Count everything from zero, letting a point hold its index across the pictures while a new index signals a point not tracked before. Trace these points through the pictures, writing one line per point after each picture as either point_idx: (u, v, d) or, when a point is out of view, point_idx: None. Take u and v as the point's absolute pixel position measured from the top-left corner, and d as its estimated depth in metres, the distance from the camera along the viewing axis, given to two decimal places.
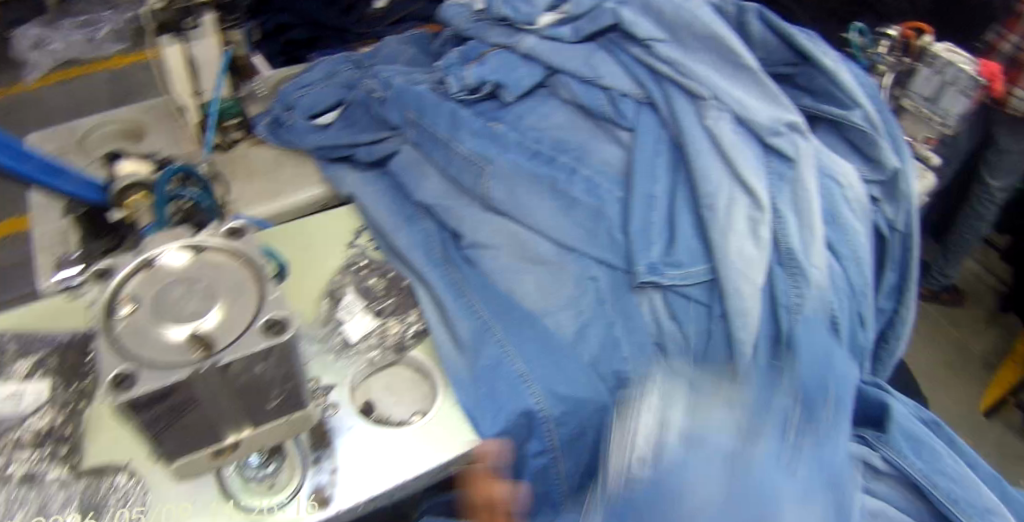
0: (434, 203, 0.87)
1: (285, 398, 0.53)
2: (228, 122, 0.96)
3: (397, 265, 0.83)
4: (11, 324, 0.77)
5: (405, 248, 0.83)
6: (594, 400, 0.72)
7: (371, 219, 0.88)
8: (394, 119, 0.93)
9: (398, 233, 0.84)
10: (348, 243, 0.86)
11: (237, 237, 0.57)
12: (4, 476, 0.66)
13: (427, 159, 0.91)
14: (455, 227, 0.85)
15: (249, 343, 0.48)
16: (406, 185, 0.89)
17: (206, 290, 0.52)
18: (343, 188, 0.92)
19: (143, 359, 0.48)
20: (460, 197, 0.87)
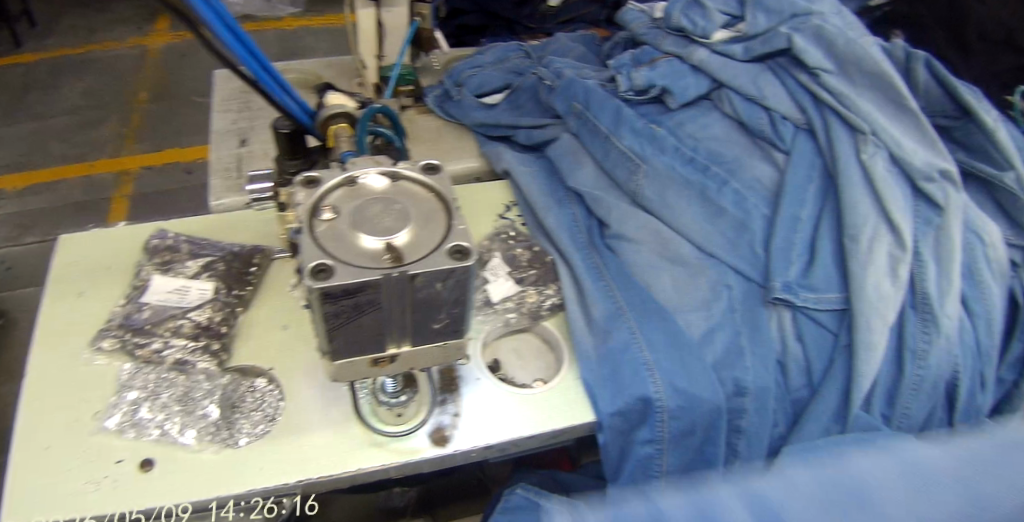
0: (588, 191, 0.94)
1: (450, 321, 0.56)
2: (403, 87, 1.14)
3: (543, 242, 0.91)
4: (185, 228, 0.91)
5: (553, 227, 0.90)
6: (710, 402, 0.73)
7: (523, 195, 0.97)
8: (560, 108, 1.03)
9: (547, 214, 0.91)
10: (500, 215, 0.96)
11: (430, 172, 0.61)
12: (162, 357, 0.76)
13: (584, 148, 0.99)
14: (602, 216, 0.91)
15: (435, 263, 0.51)
16: (561, 168, 0.99)
17: (400, 211, 0.56)
18: (500, 163, 1.02)
19: (341, 259, 0.52)
20: (610, 192, 0.94)
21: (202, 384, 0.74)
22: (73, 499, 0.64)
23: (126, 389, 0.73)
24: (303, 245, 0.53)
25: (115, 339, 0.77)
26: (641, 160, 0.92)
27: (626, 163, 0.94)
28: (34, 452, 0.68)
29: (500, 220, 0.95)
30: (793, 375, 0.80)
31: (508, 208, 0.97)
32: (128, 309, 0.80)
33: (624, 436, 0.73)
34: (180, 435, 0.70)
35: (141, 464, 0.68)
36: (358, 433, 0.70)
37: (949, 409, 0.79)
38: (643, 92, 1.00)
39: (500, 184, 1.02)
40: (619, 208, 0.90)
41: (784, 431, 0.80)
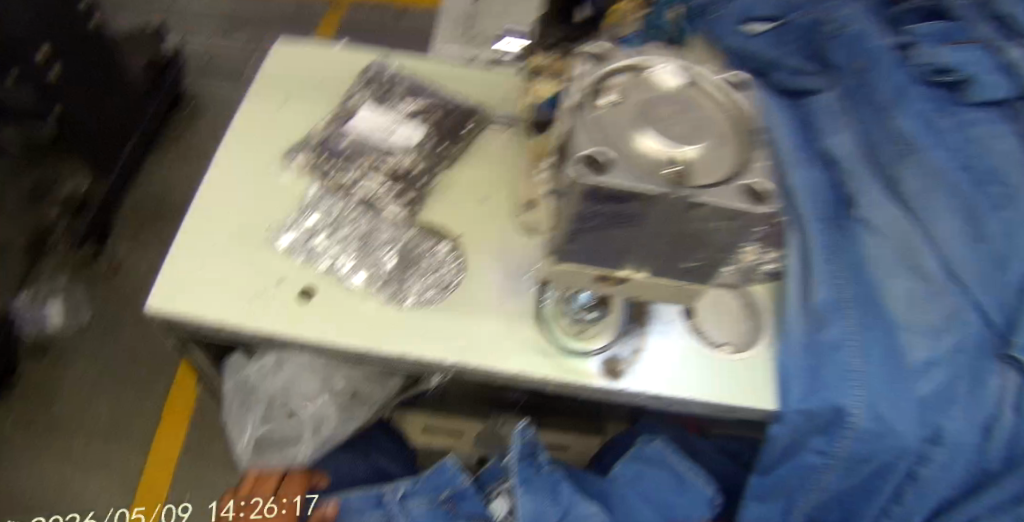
0: (843, 162, 0.83)
1: (705, 264, 0.49)
2: None
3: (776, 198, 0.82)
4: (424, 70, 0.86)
5: (799, 189, 0.80)
6: (902, 437, 0.67)
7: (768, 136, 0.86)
8: (837, 59, 0.90)
9: (793, 169, 0.81)
10: None
11: (737, 90, 0.52)
12: (353, 190, 0.74)
13: (849, 112, 0.86)
14: (851, 194, 0.81)
15: (724, 197, 0.43)
16: (817, 127, 0.87)
17: (692, 123, 0.48)
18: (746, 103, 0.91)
19: (619, 153, 0.45)
20: (868, 170, 0.81)
21: (386, 230, 0.72)
22: (228, 304, 0.65)
23: (309, 210, 0.72)
24: (584, 124, 0.47)
25: (308, 158, 0.76)
26: (915, 146, 0.78)
27: (894, 145, 0.80)
28: (202, 245, 0.69)
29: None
30: (995, 447, 0.69)
31: None
32: (329, 133, 0.78)
33: (799, 437, 0.71)
34: (350, 273, 0.69)
35: (300, 293, 0.67)
36: (532, 334, 0.67)
37: None
38: (943, 71, 0.84)
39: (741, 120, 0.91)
40: (870, 190, 0.79)
41: (954, 495, 0.73)
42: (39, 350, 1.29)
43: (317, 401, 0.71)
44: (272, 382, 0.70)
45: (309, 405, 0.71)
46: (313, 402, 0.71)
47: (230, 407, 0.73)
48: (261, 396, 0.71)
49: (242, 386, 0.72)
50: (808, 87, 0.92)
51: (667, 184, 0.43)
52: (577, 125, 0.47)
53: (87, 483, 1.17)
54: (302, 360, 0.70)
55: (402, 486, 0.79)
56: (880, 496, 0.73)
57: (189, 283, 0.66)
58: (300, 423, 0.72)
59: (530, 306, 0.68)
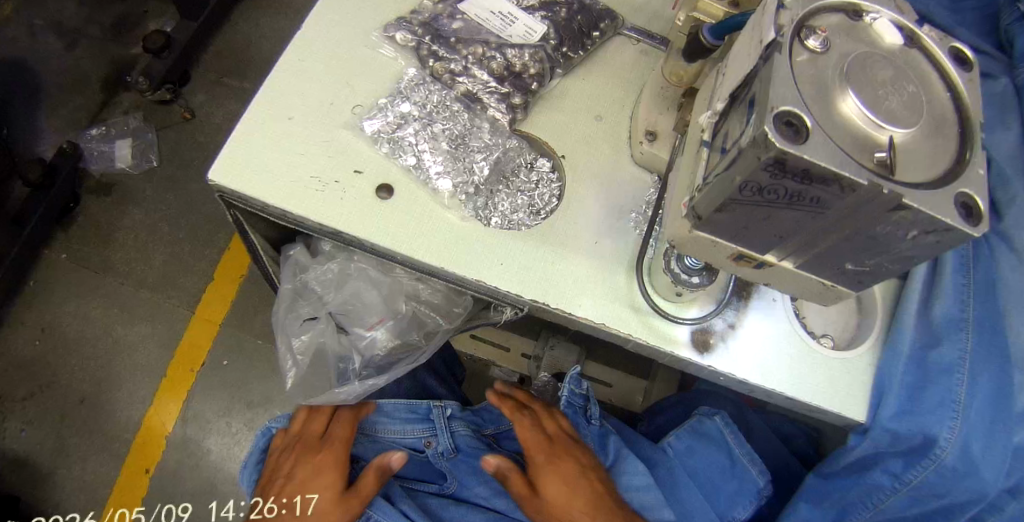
0: (999, 161, 0.71)
1: (871, 270, 0.41)
2: None
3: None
4: None
5: None
6: (984, 481, 0.64)
7: None
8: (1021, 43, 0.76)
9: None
10: None
11: (960, 64, 0.42)
12: (455, 82, 0.65)
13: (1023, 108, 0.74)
14: (999, 200, 0.70)
15: (941, 206, 0.35)
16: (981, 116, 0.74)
17: (912, 98, 0.39)
18: None
19: (818, 118, 0.36)
20: None
21: (483, 136, 0.64)
22: (298, 188, 0.62)
23: (401, 97, 0.65)
24: (776, 72, 0.35)
25: (409, 35, 0.67)
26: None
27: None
28: (278, 117, 0.64)
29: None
30: None
31: None
32: (439, 11, 0.69)
33: (874, 453, 0.66)
34: (435, 175, 0.62)
35: (380, 188, 0.62)
36: (621, 286, 0.61)
37: None
38: None
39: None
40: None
41: None
42: (103, 187, 1.13)
43: (381, 322, 0.67)
44: (339, 294, 0.67)
45: (375, 325, 0.67)
46: (380, 322, 0.67)
47: (282, 311, 0.67)
48: (325, 306, 0.67)
49: (299, 288, 0.67)
50: (984, 67, 0.76)
51: (877, 174, 0.35)
52: (773, 71, 0.35)
53: (132, 329, 1.06)
54: (369, 273, 0.67)
55: (450, 407, 0.83)
56: None
57: (259, 158, 0.63)
58: (360, 340, 0.67)
59: (628, 254, 0.62)
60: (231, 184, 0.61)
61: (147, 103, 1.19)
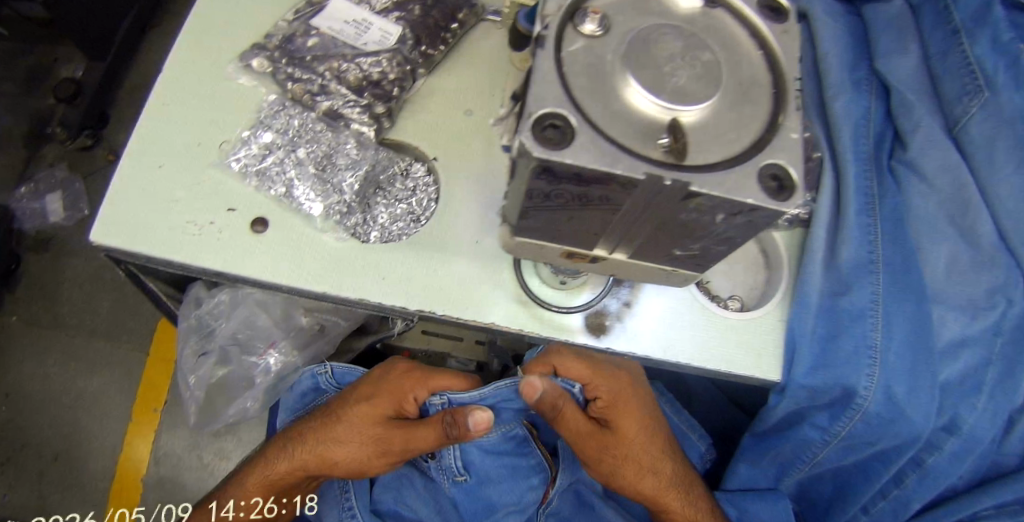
0: (900, 89, 0.71)
1: (701, 253, 0.39)
2: None
3: (816, 128, 0.69)
4: None
5: (840, 117, 0.69)
6: (912, 422, 0.64)
7: (816, 50, 0.72)
8: None
9: (837, 96, 0.69)
10: None
11: (776, 18, 0.39)
12: (315, 102, 0.63)
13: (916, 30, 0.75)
14: (903, 130, 0.71)
15: (740, 186, 0.33)
16: (878, 43, 0.73)
17: (707, 68, 0.35)
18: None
19: (590, 113, 0.34)
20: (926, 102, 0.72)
21: (350, 150, 0.63)
22: (172, 236, 0.60)
23: (262, 127, 0.63)
24: (538, 71, 0.34)
25: (265, 60, 0.65)
26: (987, 85, 0.71)
27: (966, 77, 0.72)
28: (147, 166, 0.62)
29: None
30: (1012, 441, 0.71)
31: None
32: (294, 28, 0.66)
33: (799, 410, 0.65)
34: (306, 201, 0.61)
35: (252, 222, 0.61)
36: (508, 283, 0.60)
37: None
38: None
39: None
40: (931, 127, 0.69)
41: (959, 480, 0.71)
42: (41, 242, 1.13)
43: (274, 346, 0.69)
44: (230, 324, 0.68)
45: (269, 350, 0.70)
46: (271, 347, 0.70)
47: (184, 346, 0.71)
48: (217, 340, 0.69)
49: (197, 325, 0.69)
50: None
51: (659, 165, 0.32)
52: (537, 69, 0.34)
53: (91, 381, 1.08)
54: (256, 298, 0.66)
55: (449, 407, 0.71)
56: (878, 479, 0.68)
57: None
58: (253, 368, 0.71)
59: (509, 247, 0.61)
60: (118, 244, 0.59)
61: (69, 151, 1.17)
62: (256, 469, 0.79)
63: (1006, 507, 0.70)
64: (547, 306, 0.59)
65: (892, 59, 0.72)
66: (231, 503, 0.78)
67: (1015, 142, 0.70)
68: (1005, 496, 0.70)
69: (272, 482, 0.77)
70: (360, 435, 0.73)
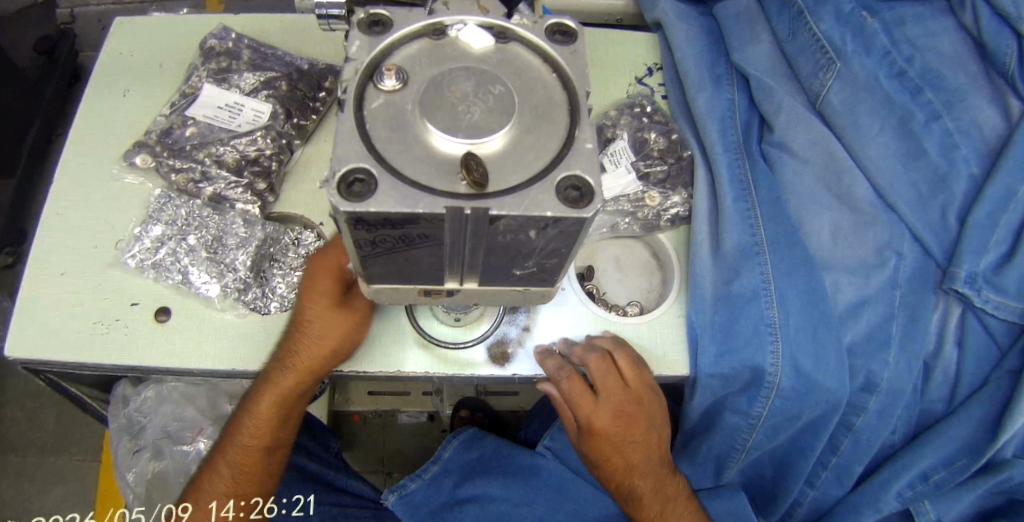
0: (758, 78, 0.73)
1: (539, 270, 0.41)
2: None
3: (683, 128, 0.72)
4: (268, 33, 0.76)
5: (703, 113, 0.71)
6: (829, 391, 0.61)
7: (673, 56, 0.76)
8: None
9: (697, 94, 0.72)
10: (636, 79, 0.77)
11: (565, 38, 0.41)
12: (197, 189, 0.66)
13: (765, 18, 0.76)
14: (767, 114, 0.71)
15: (534, 201, 0.35)
16: (731, 35, 0.76)
17: (499, 99, 0.38)
18: (653, 11, 0.78)
19: (391, 162, 0.36)
20: (784, 82, 0.73)
21: (237, 230, 0.64)
22: (77, 341, 0.59)
23: (152, 221, 0.64)
24: (340, 132, 0.36)
25: (148, 156, 0.67)
26: (838, 56, 0.70)
27: (817, 52, 0.71)
28: (37, 276, 0.62)
29: (637, 84, 0.77)
30: (935, 386, 0.67)
31: (652, 71, 0.78)
32: (171, 122, 0.69)
33: (718, 398, 0.64)
34: (202, 284, 0.62)
35: (156, 312, 0.61)
36: (409, 330, 0.62)
37: None
38: None
39: (648, 36, 0.81)
40: (792, 105, 0.70)
41: (898, 442, 0.69)
42: None
43: (203, 432, 0.71)
44: (160, 418, 0.71)
45: (198, 436, 0.71)
46: (199, 434, 0.71)
47: (118, 448, 0.72)
48: (149, 436, 0.71)
49: (128, 423, 0.71)
50: None
51: (457, 198, 0.35)
52: (338, 130, 0.36)
53: (47, 498, 1.08)
54: (180, 389, 0.71)
55: None
56: (815, 451, 0.66)
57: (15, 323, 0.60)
58: (185, 457, 0.71)
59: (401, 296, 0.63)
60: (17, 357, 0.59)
61: None
62: (219, 468, 0.66)
63: (955, 465, 0.65)
64: (453, 343, 0.61)
65: (748, 48, 0.75)
66: (229, 501, 0.66)
67: (876, 101, 0.69)
68: (948, 452, 0.65)
69: (253, 451, 0.65)
70: (311, 343, 0.59)
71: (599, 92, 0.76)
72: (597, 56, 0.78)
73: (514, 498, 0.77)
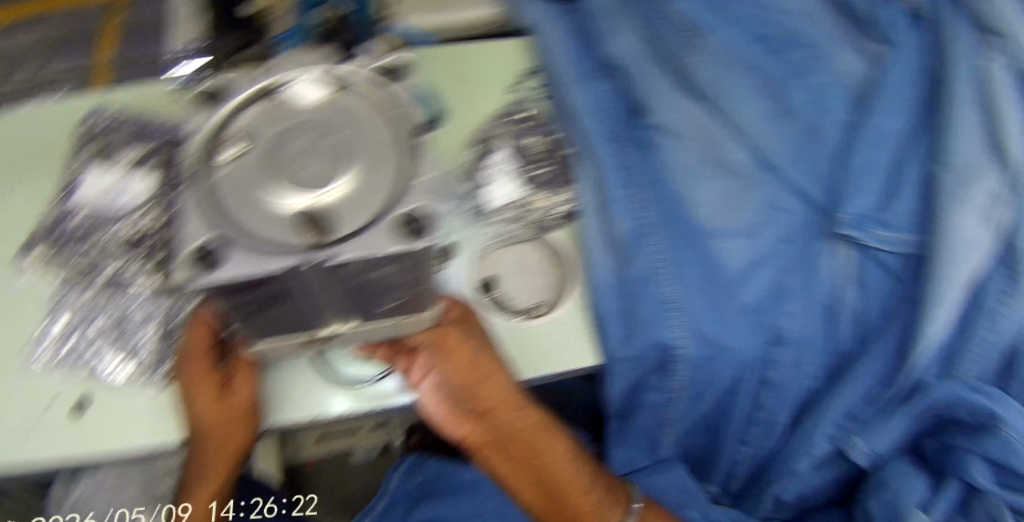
0: (627, 65, 0.74)
1: (402, 302, 0.44)
2: None
3: (564, 126, 0.72)
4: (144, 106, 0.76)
5: (576, 108, 0.71)
6: (738, 352, 0.63)
7: (546, 60, 0.75)
8: None
9: (572, 90, 0.72)
10: (506, 89, 0.77)
11: (393, 79, 0.44)
12: (98, 273, 0.66)
13: (626, 6, 0.77)
14: (640, 98, 0.72)
15: (372, 241, 0.38)
16: (596, 31, 0.76)
17: (337, 149, 0.40)
18: (522, 17, 0.77)
19: (243, 225, 0.39)
20: (651, 63, 0.73)
21: (142, 307, 0.64)
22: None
23: (59, 310, 0.64)
24: (193, 207, 0.40)
25: (43, 249, 0.66)
26: (701, 34, 0.73)
27: (676, 32, 0.74)
28: None
29: (508, 93, 0.76)
30: (844, 329, 0.69)
31: (519, 80, 0.77)
32: (57, 214, 0.68)
33: (634, 382, 0.65)
34: (113, 369, 0.61)
35: (70, 407, 0.60)
36: (317, 374, 0.61)
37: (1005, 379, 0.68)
38: None
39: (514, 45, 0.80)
40: (661, 89, 0.71)
41: (820, 389, 0.71)
42: None
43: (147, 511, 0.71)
44: (101, 505, 0.71)
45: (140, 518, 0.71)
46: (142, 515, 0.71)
47: None
48: None
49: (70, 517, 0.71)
50: None
51: (302, 250, 0.38)
52: (189, 206, 0.40)
53: None
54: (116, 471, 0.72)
55: None
56: (737, 411, 0.68)
57: None
58: None
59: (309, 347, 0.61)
60: None
61: None
62: None
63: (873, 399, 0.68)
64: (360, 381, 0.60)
65: (616, 40, 0.75)
66: None
67: (738, 69, 0.72)
68: (867, 387, 0.68)
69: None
70: (217, 438, 0.59)
71: (468, 109, 0.76)
72: (466, 71, 0.78)
73: (465, 514, 0.78)
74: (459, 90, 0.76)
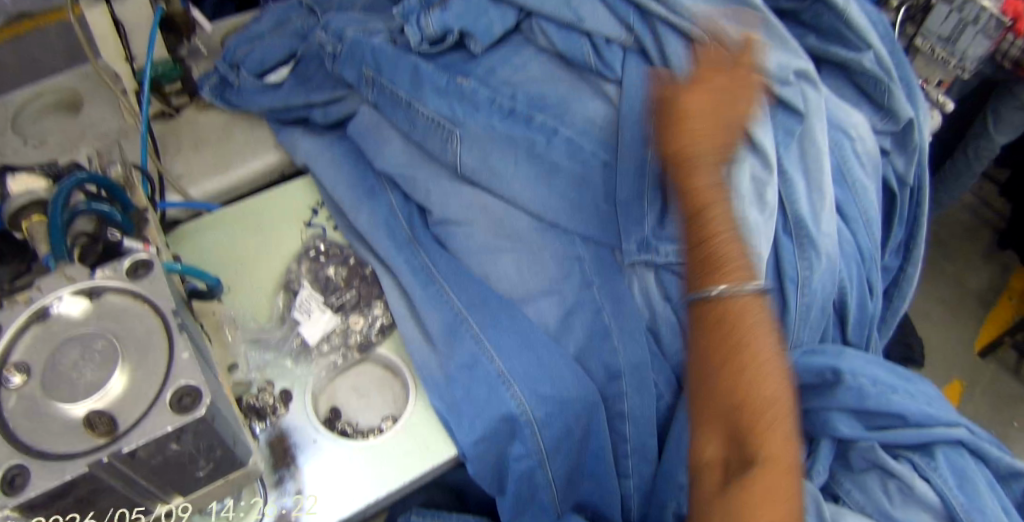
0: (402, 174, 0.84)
1: (217, 462, 0.47)
2: (167, 87, 0.93)
3: (361, 251, 0.80)
4: None
5: (366, 228, 0.80)
6: (578, 397, 0.69)
7: (329, 194, 0.86)
8: (349, 77, 0.87)
9: (357, 213, 0.81)
10: (307, 223, 0.85)
11: (144, 273, 0.46)
12: None
13: (387, 121, 0.86)
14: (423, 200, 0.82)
15: (154, 424, 0.39)
16: (366, 150, 0.87)
17: (103, 353, 0.41)
18: (298, 156, 0.91)
19: (34, 447, 0.38)
20: (427, 166, 0.83)
21: None
22: None
23: None
24: None
25: None
26: (454, 124, 0.80)
27: (437, 130, 0.81)
28: None
29: (308, 228, 0.84)
30: (669, 341, 0.76)
31: (314, 212, 0.86)
32: None
33: (496, 456, 0.68)
34: None
35: None
36: None
37: (841, 327, 0.82)
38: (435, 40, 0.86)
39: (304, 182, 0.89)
40: (438, 187, 0.81)
41: (671, 402, 0.77)
42: None
43: None
44: None
45: None
46: None
47: None
48: None
49: None
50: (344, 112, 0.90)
51: (98, 450, 0.38)
52: None
53: None
54: None
55: None
56: (603, 449, 0.72)
57: None
58: None
59: None
60: None
61: None
62: None
63: None
64: None
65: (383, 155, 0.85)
66: None
67: (500, 144, 0.79)
68: None
69: None
70: None
71: (272, 254, 0.81)
72: (260, 220, 0.84)
73: None
74: (259, 238, 0.82)
